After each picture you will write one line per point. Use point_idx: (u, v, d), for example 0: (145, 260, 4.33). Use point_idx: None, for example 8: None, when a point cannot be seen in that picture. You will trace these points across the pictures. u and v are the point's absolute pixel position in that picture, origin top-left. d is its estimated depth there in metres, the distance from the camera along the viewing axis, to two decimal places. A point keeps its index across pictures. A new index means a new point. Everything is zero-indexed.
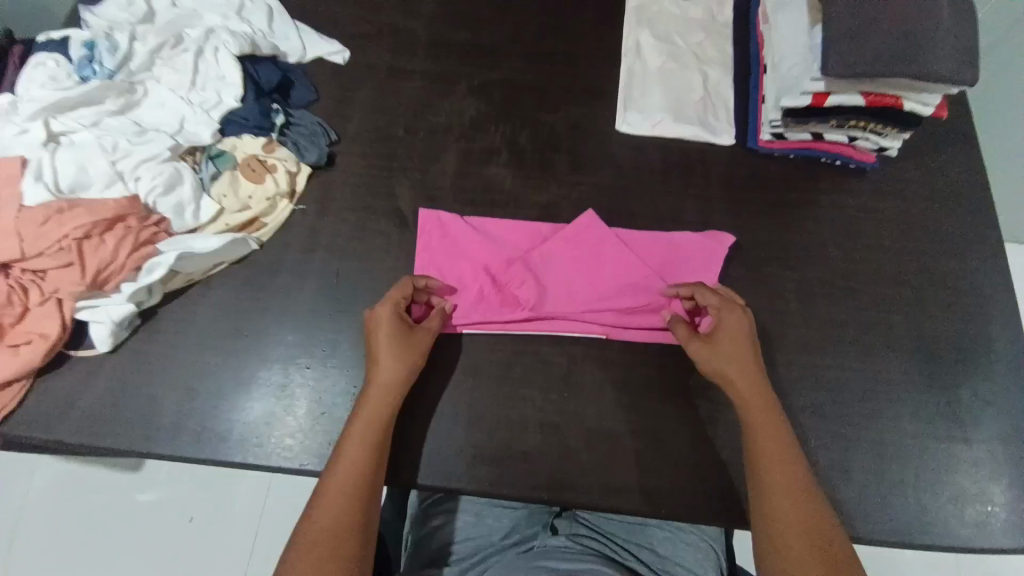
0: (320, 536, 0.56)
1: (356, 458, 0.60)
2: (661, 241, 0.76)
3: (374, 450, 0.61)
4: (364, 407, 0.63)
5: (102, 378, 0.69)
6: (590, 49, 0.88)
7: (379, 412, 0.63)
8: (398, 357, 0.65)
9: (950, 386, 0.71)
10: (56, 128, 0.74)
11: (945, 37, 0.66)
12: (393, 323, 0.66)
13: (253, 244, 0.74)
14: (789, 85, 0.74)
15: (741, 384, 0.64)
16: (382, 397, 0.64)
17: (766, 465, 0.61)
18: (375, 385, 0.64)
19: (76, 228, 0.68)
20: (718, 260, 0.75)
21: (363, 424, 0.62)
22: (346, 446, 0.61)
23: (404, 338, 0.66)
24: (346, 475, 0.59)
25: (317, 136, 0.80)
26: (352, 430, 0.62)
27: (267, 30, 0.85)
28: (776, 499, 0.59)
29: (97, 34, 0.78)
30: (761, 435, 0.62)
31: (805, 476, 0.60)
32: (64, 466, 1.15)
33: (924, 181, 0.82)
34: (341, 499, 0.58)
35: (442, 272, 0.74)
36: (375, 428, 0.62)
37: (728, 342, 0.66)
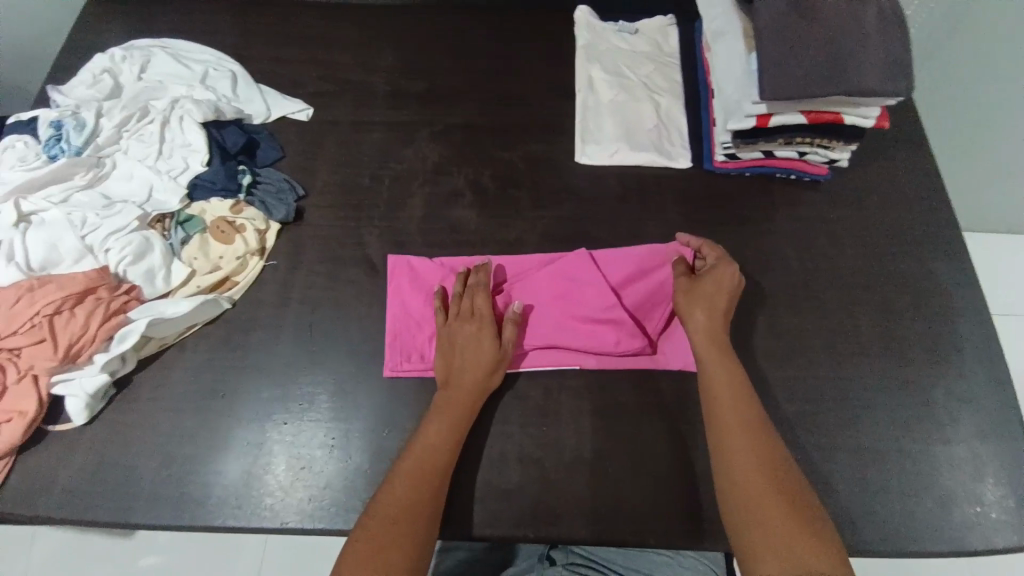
0: (394, 510, 0.58)
1: (432, 445, 0.63)
2: (621, 262, 0.77)
3: (450, 440, 0.64)
4: (447, 403, 0.66)
5: (80, 451, 0.69)
6: (545, 87, 0.91)
7: (462, 410, 0.66)
8: (483, 362, 0.68)
9: (925, 387, 0.72)
10: (27, 208, 0.76)
11: (871, 54, 0.70)
12: (481, 328, 0.70)
13: (225, 304, 0.75)
14: (732, 109, 0.77)
15: (709, 345, 0.67)
16: (467, 397, 0.67)
17: (726, 430, 0.61)
18: (460, 385, 0.67)
19: (47, 305, 0.69)
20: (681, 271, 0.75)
21: (442, 415, 0.66)
22: (425, 434, 0.64)
23: (488, 341, 0.69)
24: (422, 460, 0.62)
25: (284, 193, 0.81)
26: (437, 421, 0.65)
27: (231, 95, 0.88)
28: (754, 487, 0.57)
29: (65, 113, 0.81)
30: (721, 401, 0.63)
31: (781, 458, 0.59)
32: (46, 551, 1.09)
33: (878, 187, 0.84)
34: (415, 481, 0.61)
35: (417, 318, 0.75)
36: (454, 421, 0.65)
37: (716, 306, 0.69)
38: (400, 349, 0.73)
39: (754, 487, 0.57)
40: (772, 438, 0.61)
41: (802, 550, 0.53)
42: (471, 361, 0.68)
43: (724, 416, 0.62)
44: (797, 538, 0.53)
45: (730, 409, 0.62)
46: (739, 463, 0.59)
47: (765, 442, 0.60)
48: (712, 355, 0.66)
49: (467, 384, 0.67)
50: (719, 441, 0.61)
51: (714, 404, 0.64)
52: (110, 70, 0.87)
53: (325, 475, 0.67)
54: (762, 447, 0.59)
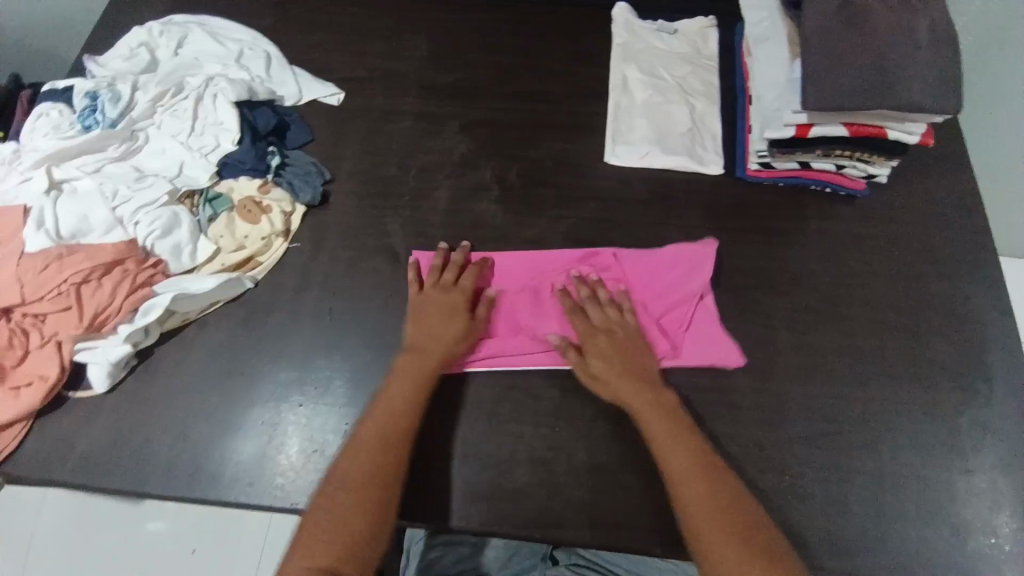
0: (351, 477, 0.60)
1: (391, 412, 0.65)
2: (643, 258, 0.76)
3: (407, 407, 0.65)
4: (407, 372, 0.67)
5: (99, 418, 0.70)
6: (577, 85, 0.90)
7: (419, 377, 0.67)
8: (445, 333, 0.70)
9: (950, 415, 0.70)
10: (59, 176, 0.77)
11: (920, 68, 0.67)
12: (444, 302, 0.72)
13: (248, 283, 0.76)
14: (770, 118, 0.75)
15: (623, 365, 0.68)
16: (428, 359, 0.68)
17: (661, 443, 0.63)
18: (420, 354, 0.69)
19: (75, 274, 0.70)
20: (703, 265, 0.75)
21: (400, 384, 0.66)
22: (384, 401, 0.66)
23: (450, 314, 0.71)
24: (379, 432, 0.63)
25: (311, 176, 0.82)
26: (393, 389, 0.66)
27: (265, 75, 0.88)
28: (716, 520, 0.57)
29: (101, 85, 0.82)
30: (652, 417, 0.64)
31: (727, 477, 0.60)
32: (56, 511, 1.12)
33: (914, 206, 0.81)
34: (371, 452, 0.62)
35: None
36: (413, 387, 0.66)
37: (621, 345, 0.69)
38: None
39: (697, 494, 0.59)
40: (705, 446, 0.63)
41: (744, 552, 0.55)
42: (438, 325, 0.70)
43: (673, 452, 0.62)
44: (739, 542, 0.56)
45: (677, 445, 0.62)
46: (682, 470, 0.61)
47: (716, 470, 0.61)
48: (641, 395, 0.66)
49: (431, 346, 0.69)
50: (671, 469, 0.61)
51: (659, 443, 0.63)
52: (147, 44, 0.88)
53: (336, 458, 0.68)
54: (697, 455, 0.62)
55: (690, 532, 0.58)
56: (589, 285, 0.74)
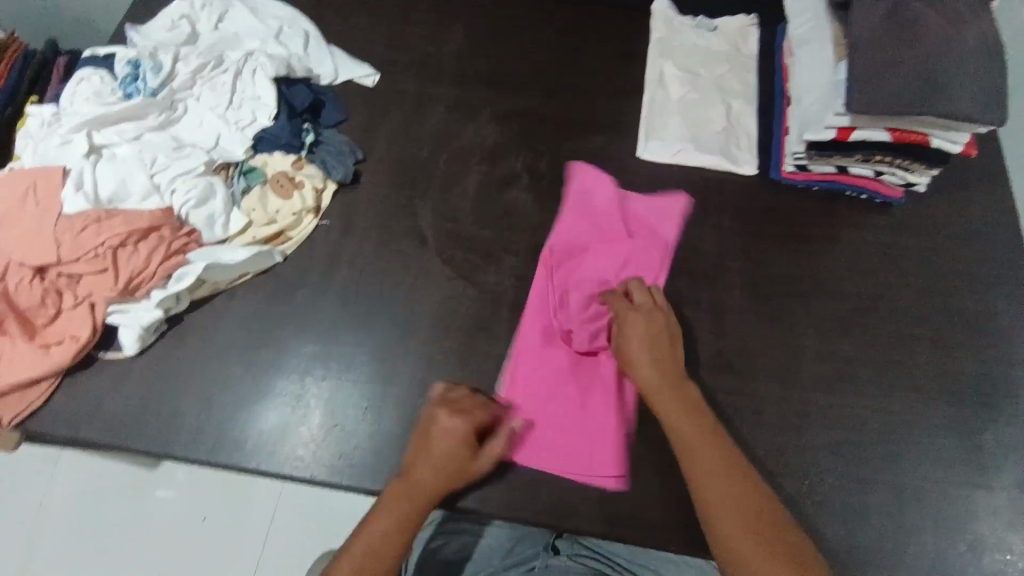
0: None
1: (374, 557, 0.60)
2: (614, 188, 0.80)
3: (392, 549, 0.61)
4: (396, 515, 0.62)
5: (126, 379, 0.72)
6: (613, 78, 0.90)
7: (408, 527, 0.62)
8: (447, 477, 0.63)
9: (973, 429, 0.69)
10: (99, 141, 0.79)
11: (970, 77, 0.66)
12: (451, 442, 0.64)
13: (277, 257, 0.77)
14: (811, 119, 0.75)
15: (651, 367, 0.66)
16: (425, 501, 0.62)
17: (687, 447, 0.62)
18: (416, 495, 0.62)
19: (113, 237, 0.72)
20: (597, 179, 0.81)
21: (388, 519, 0.61)
22: (366, 542, 0.61)
23: (456, 459, 0.63)
24: (359, 574, 0.59)
25: (344, 155, 0.82)
26: (376, 531, 0.61)
27: (302, 53, 0.89)
28: (740, 520, 0.58)
29: (142, 53, 0.84)
30: (680, 421, 0.63)
31: (752, 477, 0.60)
32: (73, 471, 1.15)
33: (950, 218, 0.80)
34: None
35: (553, 438, 0.68)
36: (399, 534, 0.61)
37: (656, 339, 0.67)
38: (573, 458, 0.67)
39: (724, 499, 0.59)
40: (729, 446, 0.62)
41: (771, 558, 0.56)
42: (444, 463, 0.63)
43: (695, 449, 0.61)
44: (766, 547, 0.56)
45: (703, 447, 0.61)
46: (708, 476, 0.60)
47: (740, 471, 0.60)
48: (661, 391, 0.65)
49: (432, 488, 0.62)
50: (698, 476, 0.60)
51: (684, 443, 0.62)
52: (188, 16, 0.89)
53: (356, 434, 0.69)
54: (722, 458, 0.61)
55: (711, 531, 0.58)
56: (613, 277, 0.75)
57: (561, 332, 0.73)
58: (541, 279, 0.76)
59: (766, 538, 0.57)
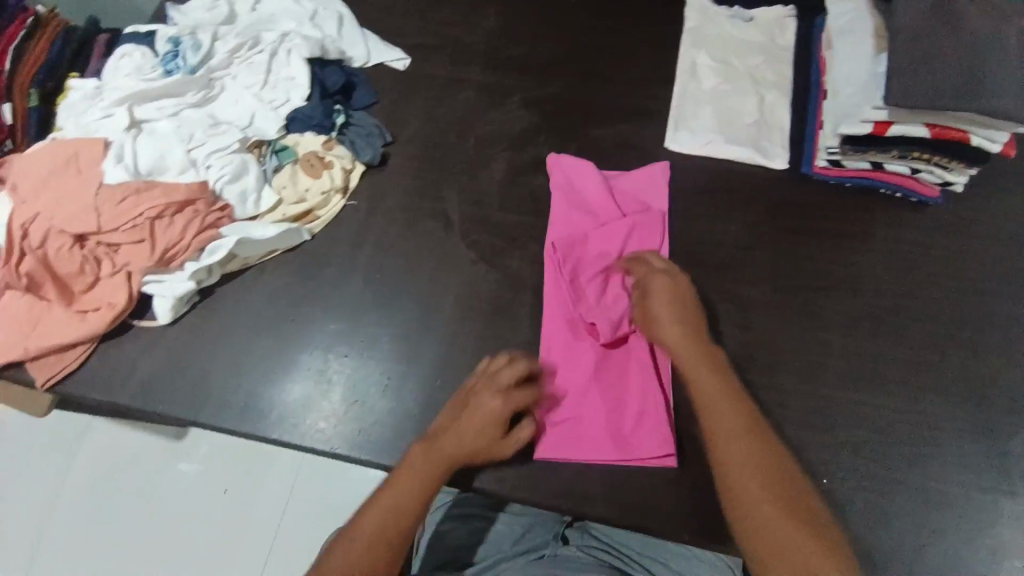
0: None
1: (395, 507, 0.60)
2: (597, 172, 0.80)
3: (415, 509, 0.60)
4: (423, 468, 0.62)
5: (159, 347, 0.74)
6: (645, 67, 0.89)
7: (431, 482, 0.61)
8: (477, 441, 0.63)
9: (1003, 437, 0.67)
10: (139, 115, 0.81)
11: (1016, 74, 0.64)
12: (489, 405, 0.64)
13: (305, 235, 0.78)
14: (848, 113, 0.73)
15: (678, 331, 0.65)
16: (453, 461, 0.62)
17: (710, 408, 0.61)
18: (445, 453, 0.62)
19: (151, 208, 0.74)
20: (576, 168, 0.81)
21: (414, 478, 0.61)
22: (389, 491, 0.61)
23: (488, 424, 0.63)
24: (380, 529, 0.59)
25: (374, 137, 0.83)
26: (398, 481, 0.61)
27: (336, 36, 0.90)
28: (766, 492, 0.56)
29: (183, 32, 0.86)
30: (705, 383, 0.62)
31: (775, 445, 0.59)
32: (106, 437, 1.20)
33: (989, 219, 0.78)
34: (366, 551, 0.58)
35: (596, 432, 0.68)
36: (421, 488, 0.61)
37: (681, 304, 0.67)
38: (623, 449, 0.67)
39: (744, 461, 0.57)
40: (754, 413, 0.61)
41: (786, 523, 0.54)
42: (476, 427, 0.63)
43: (721, 419, 0.60)
44: (781, 512, 0.55)
45: (726, 410, 0.60)
46: (729, 439, 0.59)
47: (762, 437, 0.59)
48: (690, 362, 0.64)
49: (463, 449, 0.63)
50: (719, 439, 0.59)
51: (706, 404, 0.61)
52: None
53: (376, 410, 0.70)
54: (745, 423, 0.60)
55: (726, 490, 0.57)
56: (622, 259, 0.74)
57: (585, 325, 0.72)
58: (551, 276, 0.75)
59: (783, 505, 0.55)
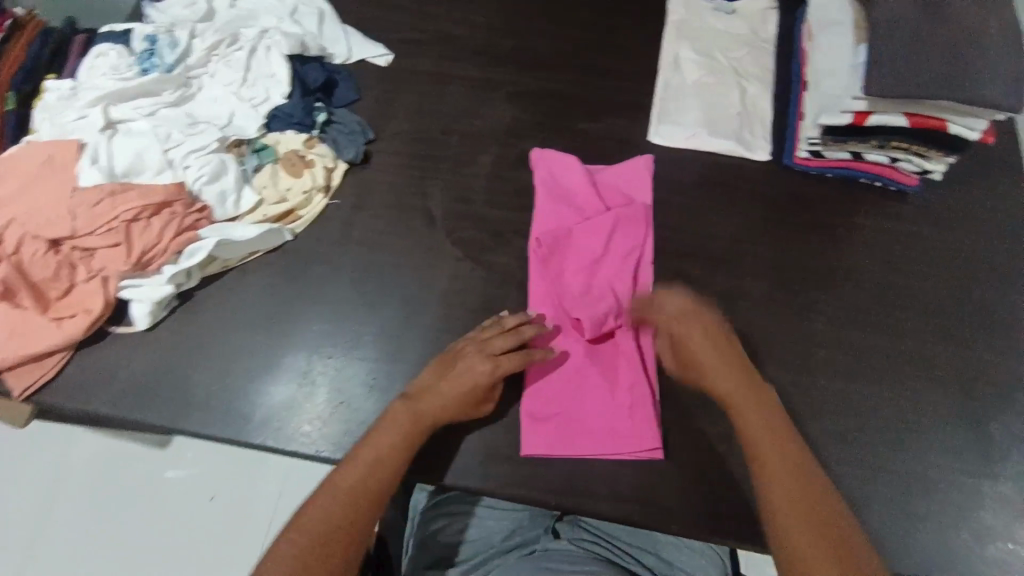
0: (318, 528, 0.56)
1: (378, 458, 0.61)
2: (580, 167, 0.79)
3: (398, 459, 0.61)
4: (404, 420, 0.63)
5: (139, 351, 0.73)
6: (630, 61, 0.89)
7: (413, 434, 0.63)
8: (457, 399, 0.65)
9: (985, 422, 0.68)
10: (115, 116, 0.79)
11: (994, 63, 0.65)
12: (471, 363, 0.66)
13: (287, 235, 0.77)
14: (829, 104, 0.74)
15: (713, 358, 0.63)
16: (435, 418, 0.64)
17: (752, 437, 0.58)
18: (426, 407, 0.64)
19: (127, 211, 0.73)
20: (559, 162, 0.80)
21: (397, 431, 0.63)
22: (372, 442, 0.62)
23: (469, 382, 0.65)
24: (363, 480, 0.59)
25: (356, 135, 0.82)
26: (380, 433, 0.63)
27: (316, 32, 0.89)
28: (816, 529, 0.51)
29: (160, 30, 0.84)
30: (746, 412, 0.59)
31: (824, 480, 0.55)
32: (88, 445, 1.17)
33: (969, 207, 0.79)
34: (350, 502, 0.58)
35: (583, 428, 0.68)
36: (403, 441, 0.62)
37: (711, 331, 0.65)
38: (609, 444, 0.67)
39: (792, 493, 0.53)
40: (801, 445, 0.57)
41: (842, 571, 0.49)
42: (461, 386, 0.65)
43: (765, 447, 0.56)
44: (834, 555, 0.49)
45: (769, 439, 0.57)
46: (775, 468, 0.55)
47: (812, 471, 0.55)
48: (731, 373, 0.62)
49: (446, 407, 0.64)
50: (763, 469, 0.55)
51: (748, 431, 0.58)
52: None
53: (364, 411, 0.69)
54: (792, 453, 0.56)
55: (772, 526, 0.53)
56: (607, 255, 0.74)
57: (571, 321, 0.72)
58: (536, 272, 0.75)
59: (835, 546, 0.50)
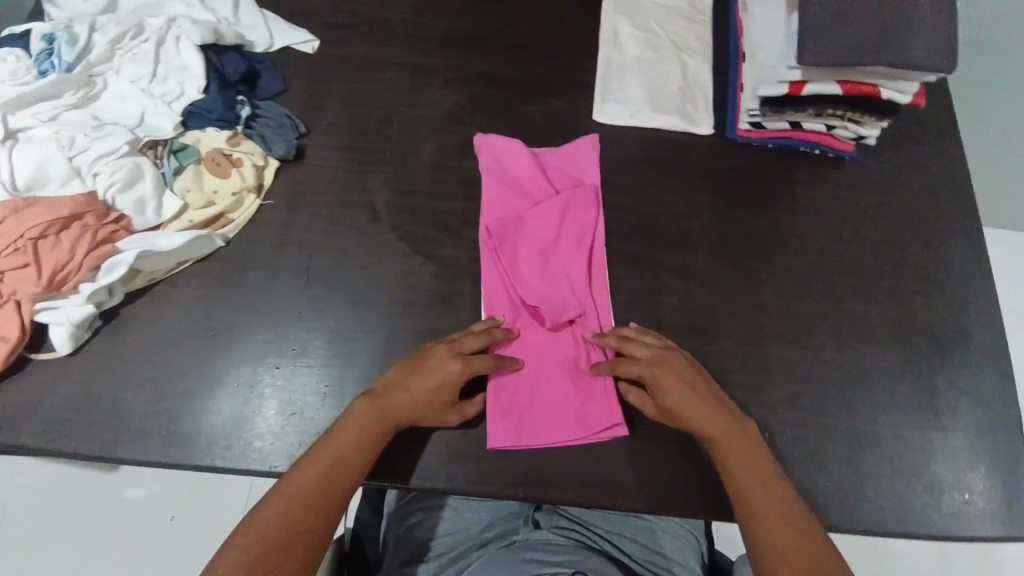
0: (281, 526, 0.55)
1: (343, 459, 0.59)
2: (526, 151, 0.77)
3: (364, 460, 0.60)
4: (371, 420, 0.61)
5: (64, 379, 0.67)
6: (569, 37, 0.86)
7: (378, 435, 0.61)
8: (426, 401, 0.63)
9: (928, 375, 0.71)
10: (14, 124, 0.72)
11: (922, 27, 0.66)
12: (443, 365, 0.64)
13: (219, 241, 0.72)
14: (766, 75, 0.74)
15: (692, 409, 0.63)
16: (401, 417, 0.62)
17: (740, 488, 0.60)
18: (394, 407, 0.62)
19: (32, 228, 0.66)
20: (504, 148, 0.78)
21: (361, 431, 0.60)
22: (337, 442, 0.60)
23: (438, 382, 0.63)
24: (321, 484, 0.58)
25: (285, 129, 0.77)
26: (345, 434, 0.60)
27: (232, 18, 0.82)
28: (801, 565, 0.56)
29: (57, 26, 0.76)
30: (731, 461, 0.61)
31: (805, 515, 0.59)
32: (28, 480, 1.09)
33: (903, 169, 0.81)
34: (306, 507, 0.56)
35: (550, 416, 0.67)
36: (370, 442, 0.60)
37: (685, 378, 0.64)
38: (577, 428, 0.66)
39: (778, 537, 0.57)
40: (783, 486, 0.60)
41: None
42: (430, 386, 0.63)
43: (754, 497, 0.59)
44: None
45: (755, 488, 0.60)
46: (762, 514, 0.58)
47: (794, 509, 0.59)
48: (718, 425, 0.62)
49: (413, 407, 0.62)
50: (752, 515, 0.59)
51: (736, 482, 0.60)
52: None
53: (317, 422, 0.66)
54: (776, 496, 0.59)
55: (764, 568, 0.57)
56: (559, 238, 0.74)
57: (529, 309, 0.72)
58: (488, 263, 0.73)
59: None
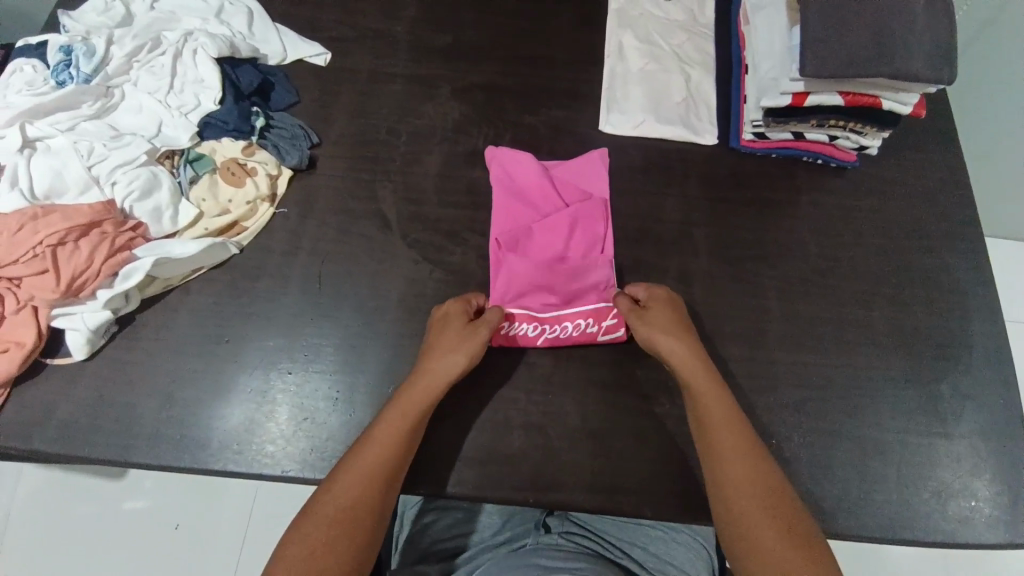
0: (328, 522, 0.55)
1: (377, 458, 0.59)
2: (535, 161, 0.78)
3: (395, 457, 0.60)
4: (394, 415, 0.62)
5: (78, 385, 0.68)
6: (574, 50, 0.88)
7: (404, 430, 0.61)
8: (433, 366, 0.64)
9: (932, 381, 0.72)
10: (33, 134, 0.74)
11: (919, 41, 0.68)
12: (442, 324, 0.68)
13: (233, 248, 0.73)
14: (767, 87, 0.75)
15: (677, 356, 0.65)
16: (420, 408, 0.62)
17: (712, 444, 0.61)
18: (411, 397, 0.63)
19: (51, 235, 0.67)
20: (512, 162, 0.79)
21: (388, 430, 0.61)
22: (368, 442, 0.60)
23: (445, 351, 0.65)
24: (360, 484, 0.58)
25: (298, 139, 0.79)
26: (374, 434, 0.61)
27: (247, 33, 0.85)
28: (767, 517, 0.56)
29: (74, 38, 0.78)
30: (706, 415, 0.62)
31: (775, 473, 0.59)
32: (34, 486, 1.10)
33: (904, 178, 0.82)
34: (351, 502, 0.57)
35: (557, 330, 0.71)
36: (399, 440, 0.60)
37: (675, 322, 0.67)
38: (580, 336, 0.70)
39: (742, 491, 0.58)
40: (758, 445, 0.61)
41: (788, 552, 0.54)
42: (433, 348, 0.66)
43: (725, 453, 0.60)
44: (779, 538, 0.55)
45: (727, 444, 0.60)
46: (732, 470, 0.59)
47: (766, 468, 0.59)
48: (720, 405, 0.62)
49: (427, 393, 0.63)
50: (721, 470, 0.59)
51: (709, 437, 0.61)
52: None
53: (328, 426, 0.67)
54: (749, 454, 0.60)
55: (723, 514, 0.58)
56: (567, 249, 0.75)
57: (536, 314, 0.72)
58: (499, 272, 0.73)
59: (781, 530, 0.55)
